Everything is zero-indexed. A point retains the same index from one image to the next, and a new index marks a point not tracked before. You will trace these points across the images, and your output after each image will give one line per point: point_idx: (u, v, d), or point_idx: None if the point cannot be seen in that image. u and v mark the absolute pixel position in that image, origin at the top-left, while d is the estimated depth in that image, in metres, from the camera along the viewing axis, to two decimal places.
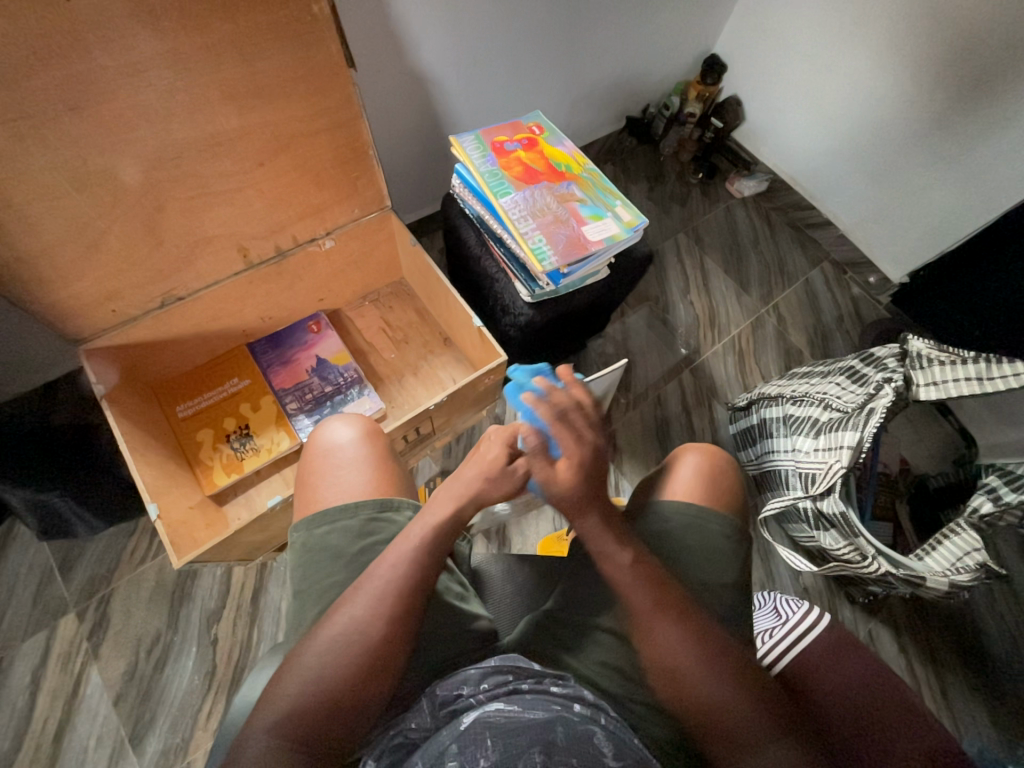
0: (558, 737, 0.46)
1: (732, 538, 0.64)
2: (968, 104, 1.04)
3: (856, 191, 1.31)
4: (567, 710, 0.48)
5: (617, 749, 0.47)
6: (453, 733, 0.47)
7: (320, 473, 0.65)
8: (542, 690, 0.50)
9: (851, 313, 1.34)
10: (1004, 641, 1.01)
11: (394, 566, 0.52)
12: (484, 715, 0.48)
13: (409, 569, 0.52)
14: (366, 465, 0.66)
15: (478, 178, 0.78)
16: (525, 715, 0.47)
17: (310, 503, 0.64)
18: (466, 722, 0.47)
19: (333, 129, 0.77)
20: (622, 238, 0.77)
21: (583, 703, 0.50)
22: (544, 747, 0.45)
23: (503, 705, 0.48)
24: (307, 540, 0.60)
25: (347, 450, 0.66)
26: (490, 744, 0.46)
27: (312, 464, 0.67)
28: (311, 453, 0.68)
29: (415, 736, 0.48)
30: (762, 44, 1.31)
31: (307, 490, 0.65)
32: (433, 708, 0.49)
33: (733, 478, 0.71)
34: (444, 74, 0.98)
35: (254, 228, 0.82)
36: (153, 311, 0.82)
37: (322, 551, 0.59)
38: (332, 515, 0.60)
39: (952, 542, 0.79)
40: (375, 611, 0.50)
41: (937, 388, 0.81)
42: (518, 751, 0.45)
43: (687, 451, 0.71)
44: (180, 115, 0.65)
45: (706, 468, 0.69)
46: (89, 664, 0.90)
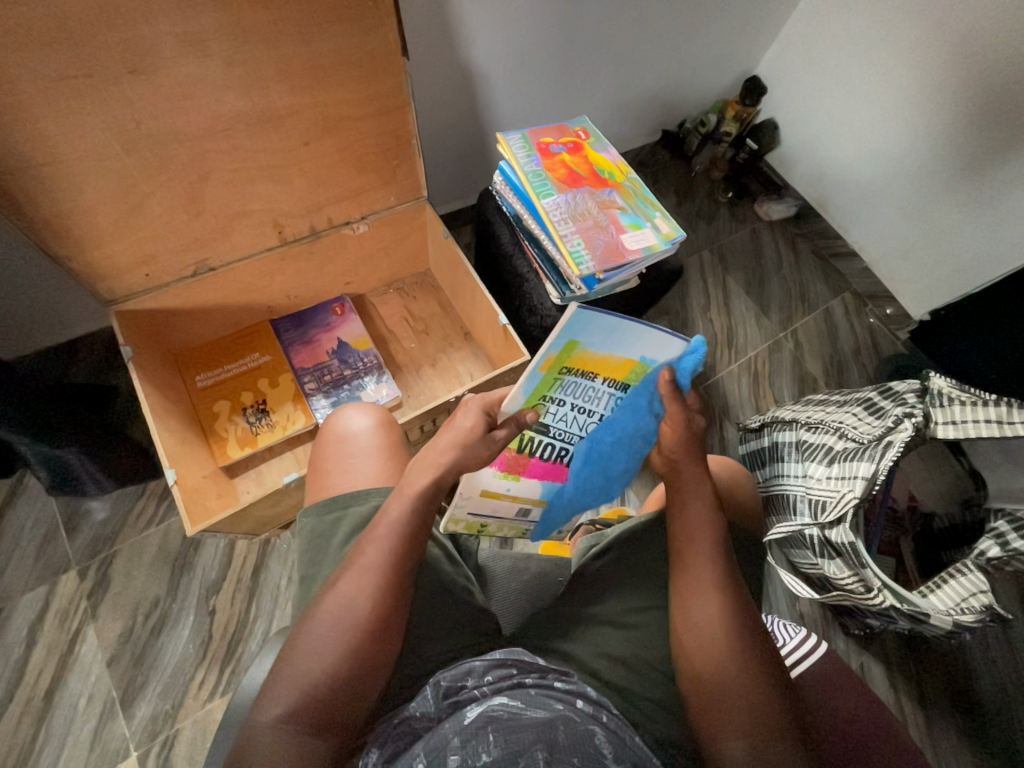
0: (560, 737, 0.45)
1: (745, 551, 0.63)
2: (1009, 148, 1.03)
3: (885, 225, 1.31)
4: (569, 708, 0.49)
5: (617, 751, 0.46)
6: (456, 727, 0.47)
7: (334, 458, 0.66)
8: (547, 686, 0.51)
9: (869, 345, 1.34)
10: (996, 687, 1.01)
11: (387, 529, 0.52)
12: (488, 709, 0.48)
13: (407, 532, 0.53)
14: (380, 455, 0.66)
15: (521, 177, 0.78)
16: (528, 712, 0.48)
17: (323, 488, 0.64)
18: (470, 716, 0.48)
19: (380, 116, 0.78)
20: (659, 250, 0.76)
21: (587, 701, 0.51)
22: (547, 745, 0.44)
23: (507, 699, 0.49)
24: (316, 525, 0.60)
25: (362, 438, 0.67)
26: (492, 738, 0.45)
27: (326, 450, 0.67)
28: (325, 439, 0.68)
29: (418, 725, 0.49)
30: (805, 71, 1.31)
31: (320, 476, 0.66)
32: (437, 697, 0.50)
33: (750, 492, 0.72)
34: (490, 70, 0.99)
35: (292, 206, 0.83)
36: (185, 279, 0.83)
37: (334, 535, 0.59)
38: (342, 501, 0.60)
39: (957, 582, 0.79)
40: (377, 581, 0.50)
41: (956, 428, 0.81)
42: (520, 749, 0.44)
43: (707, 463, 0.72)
44: (234, 88, 0.65)
45: (727, 478, 0.71)
46: (87, 623, 0.91)
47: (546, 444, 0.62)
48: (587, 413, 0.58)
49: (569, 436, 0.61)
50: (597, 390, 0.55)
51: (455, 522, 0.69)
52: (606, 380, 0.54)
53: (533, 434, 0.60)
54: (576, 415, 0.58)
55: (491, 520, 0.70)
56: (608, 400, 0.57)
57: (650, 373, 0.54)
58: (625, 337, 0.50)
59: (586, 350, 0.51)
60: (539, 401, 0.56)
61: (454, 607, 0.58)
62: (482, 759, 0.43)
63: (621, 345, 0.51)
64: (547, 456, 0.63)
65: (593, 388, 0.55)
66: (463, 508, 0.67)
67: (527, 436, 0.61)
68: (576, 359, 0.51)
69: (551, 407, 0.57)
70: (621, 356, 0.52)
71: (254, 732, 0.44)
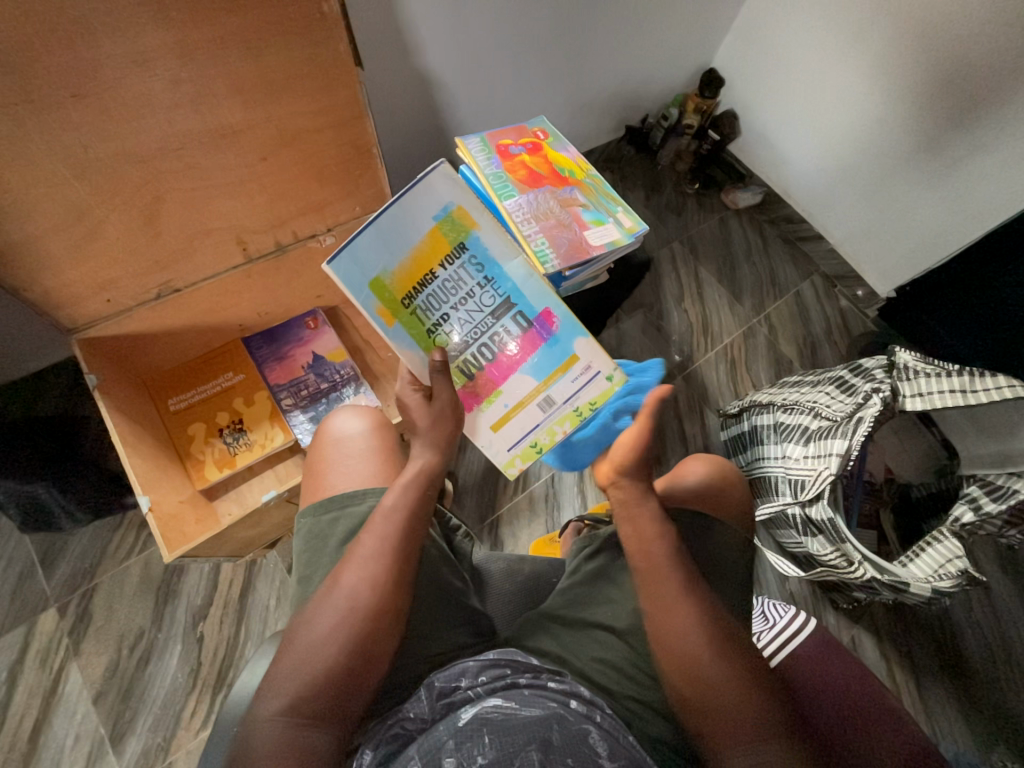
0: (555, 736, 0.46)
1: (734, 547, 0.65)
2: (958, 125, 1.06)
3: (846, 206, 1.34)
4: (564, 707, 0.49)
5: (612, 749, 0.47)
6: (450, 729, 0.47)
7: (331, 461, 0.67)
8: (540, 685, 0.51)
9: (839, 326, 1.39)
10: (982, 648, 1.04)
11: (387, 525, 0.55)
12: (482, 710, 0.48)
13: (406, 526, 0.55)
14: (376, 456, 0.67)
15: (483, 180, 0.76)
16: (522, 712, 0.48)
17: (319, 489, 0.65)
18: (464, 718, 0.48)
19: (337, 127, 0.78)
20: (624, 245, 0.77)
21: (580, 701, 0.51)
22: (541, 745, 0.45)
23: (501, 700, 0.49)
24: (313, 526, 0.62)
25: (356, 440, 0.68)
26: (487, 741, 0.45)
27: (323, 452, 0.68)
28: (320, 442, 0.69)
29: (412, 726, 0.49)
30: (759, 62, 1.34)
31: (315, 478, 0.67)
32: (432, 698, 0.51)
33: (739, 486, 0.72)
34: (448, 76, 0.99)
35: (254, 222, 0.82)
36: (149, 302, 0.81)
37: (331, 536, 0.60)
38: (341, 501, 0.62)
39: (934, 549, 0.81)
40: (374, 574, 0.52)
41: (923, 400, 0.83)
42: (515, 750, 0.44)
43: (692, 464, 0.73)
44: (184, 106, 0.65)
45: (711, 478, 0.71)
46: (69, 661, 0.88)
47: (478, 351, 0.69)
48: (467, 294, 0.68)
49: (483, 326, 0.69)
50: (447, 277, 0.66)
51: (514, 465, 0.71)
52: (440, 261, 0.66)
53: (463, 356, 0.68)
54: (464, 307, 0.68)
55: (535, 434, 0.71)
56: (465, 271, 0.67)
57: (453, 215, 0.65)
58: (404, 233, 0.65)
59: (394, 274, 0.64)
60: (428, 339, 0.67)
61: (445, 611, 0.61)
62: (477, 763, 0.44)
63: (409, 238, 0.64)
64: (494, 352, 0.69)
65: (443, 277, 0.66)
66: (501, 450, 0.70)
67: (458, 363, 0.68)
68: (399, 283, 0.65)
69: (444, 328, 0.68)
70: (422, 238, 0.65)
71: (255, 738, 0.45)
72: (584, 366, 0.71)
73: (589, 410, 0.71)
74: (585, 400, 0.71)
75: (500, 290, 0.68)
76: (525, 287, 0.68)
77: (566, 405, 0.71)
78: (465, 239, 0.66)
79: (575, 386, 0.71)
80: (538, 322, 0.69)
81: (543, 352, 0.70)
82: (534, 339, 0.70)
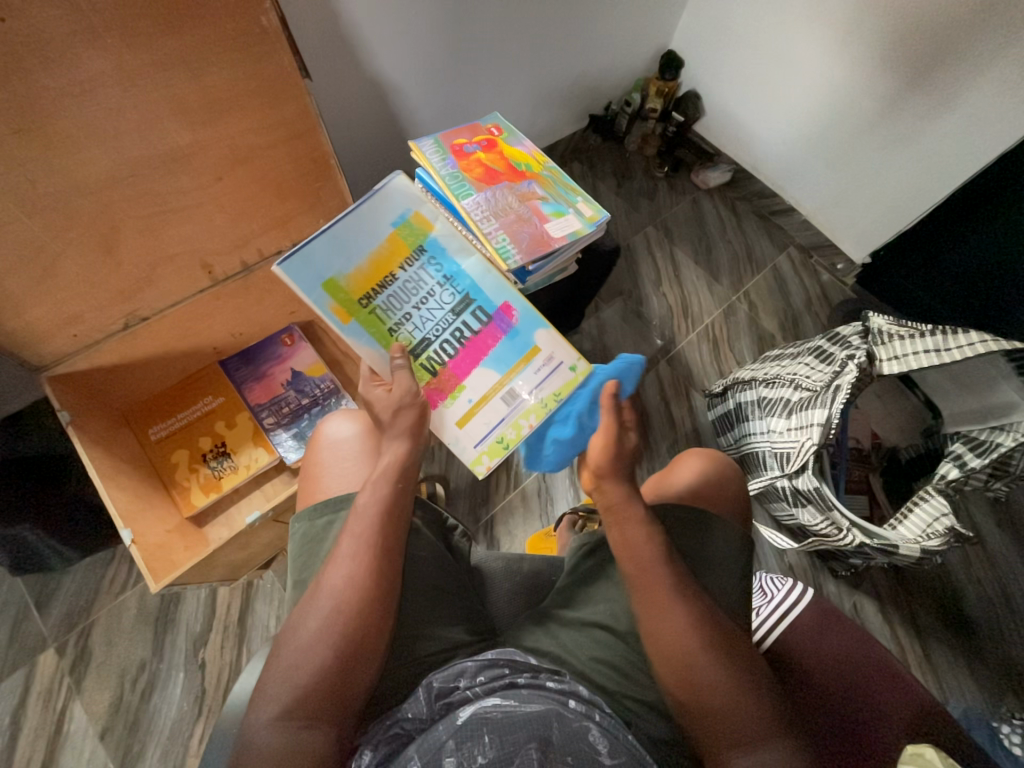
0: (554, 735, 0.46)
1: (723, 529, 0.64)
2: (917, 84, 1.06)
3: (814, 176, 1.35)
4: (562, 706, 0.49)
5: (612, 746, 0.47)
6: (450, 729, 0.47)
7: (325, 464, 0.67)
8: (538, 685, 0.52)
9: (818, 296, 1.39)
10: (982, 602, 1.05)
11: (366, 523, 0.55)
12: (481, 710, 0.48)
13: (385, 522, 0.56)
14: (369, 457, 0.67)
15: (440, 182, 0.76)
16: (522, 708, 0.48)
17: (315, 492, 0.66)
18: (463, 717, 0.48)
19: (291, 140, 0.77)
20: (586, 234, 0.77)
21: (579, 700, 0.51)
22: (541, 743, 0.45)
23: (500, 699, 0.49)
24: (308, 531, 0.61)
25: (350, 442, 0.68)
26: (487, 740, 0.45)
27: (317, 456, 0.68)
28: (314, 446, 0.70)
29: (411, 726, 0.49)
30: (716, 38, 1.34)
31: (311, 481, 0.67)
32: (429, 699, 0.51)
33: (733, 479, 0.72)
34: (402, 80, 0.99)
35: (217, 244, 0.82)
36: (117, 333, 0.80)
37: (326, 539, 0.60)
38: (334, 505, 0.62)
39: (921, 508, 0.82)
40: (355, 571, 0.52)
41: (899, 362, 0.84)
42: (515, 748, 0.44)
43: (687, 458, 0.74)
44: (130, 132, 0.64)
45: (705, 473, 0.71)
46: (72, 700, 0.88)
47: (441, 347, 0.69)
48: (426, 293, 0.68)
49: (444, 322, 0.69)
50: (407, 278, 0.68)
51: (482, 463, 0.69)
52: (399, 263, 0.67)
53: (424, 351, 0.68)
54: (424, 306, 0.68)
55: (501, 429, 0.70)
56: (424, 272, 0.68)
57: (411, 222, 0.68)
58: (361, 239, 0.66)
59: (349, 275, 0.65)
60: (388, 338, 0.67)
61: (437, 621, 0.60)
62: (477, 762, 0.44)
63: (366, 242, 0.66)
64: (456, 347, 0.69)
65: (403, 278, 0.67)
66: (468, 448, 0.69)
67: (421, 358, 0.68)
68: (355, 286, 0.65)
69: (406, 328, 0.68)
70: (381, 243, 0.67)
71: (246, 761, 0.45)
72: (546, 356, 0.71)
73: (555, 401, 0.71)
74: (550, 391, 0.71)
75: (460, 288, 0.69)
76: (483, 282, 0.70)
77: (532, 397, 0.71)
78: (424, 243, 0.69)
79: (539, 378, 0.71)
80: (498, 315, 0.70)
81: (506, 345, 0.71)
82: (494, 334, 0.70)
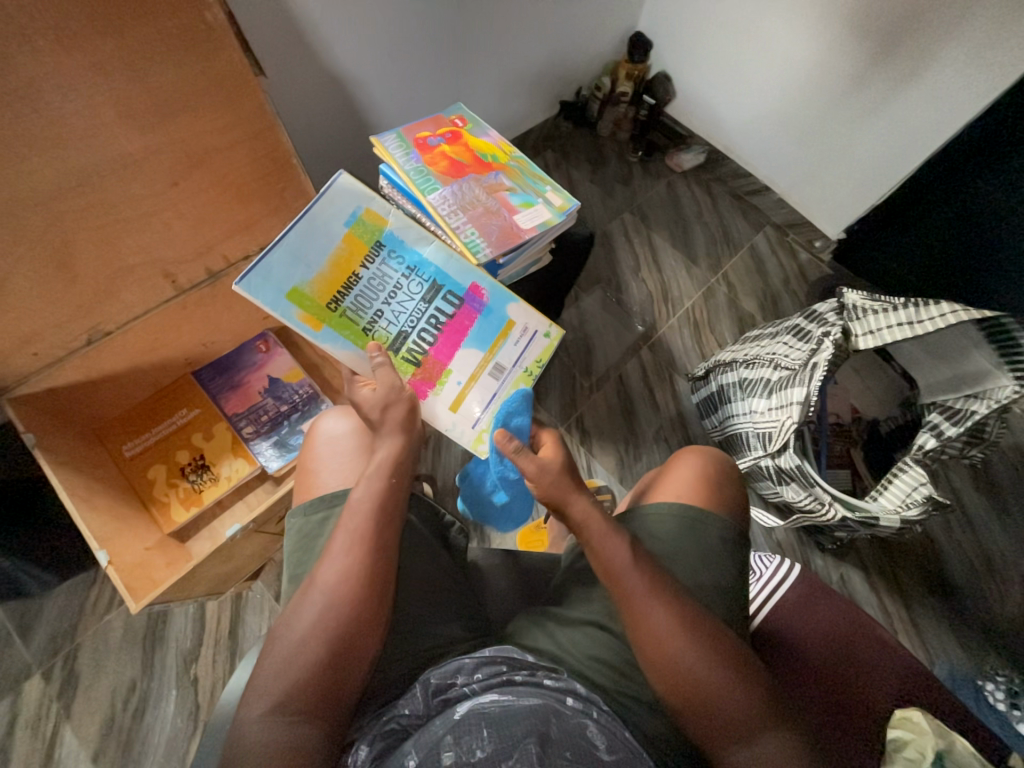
0: (552, 730, 0.46)
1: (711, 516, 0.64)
2: (882, 57, 1.07)
3: (786, 154, 1.35)
4: (559, 703, 0.49)
5: (610, 742, 0.47)
6: (446, 724, 0.47)
7: (320, 460, 0.66)
8: (536, 682, 0.51)
9: (797, 275, 1.39)
10: (963, 565, 1.07)
11: (360, 519, 0.54)
12: (478, 705, 0.48)
13: (380, 517, 0.55)
14: (364, 453, 0.65)
15: (403, 176, 0.73)
16: (519, 703, 0.48)
17: (309, 489, 0.65)
18: (460, 712, 0.48)
19: (248, 141, 0.75)
20: (556, 223, 0.76)
21: (577, 697, 0.50)
22: (539, 737, 0.45)
23: (497, 695, 0.49)
24: (303, 526, 0.61)
25: (346, 438, 0.66)
26: (486, 734, 0.45)
27: (313, 451, 0.67)
28: (310, 442, 0.68)
29: (408, 722, 0.49)
30: (682, 18, 1.33)
31: (306, 476, 0.66)
32: (427, 696, 0.50)
33: (731, 476, 0.70)
34: (363, 73, 0.96)
35: (178, 252, 0.79)
36: (79, 349, 0.77)
37: (321, 535, 0.60)
38: (329, 501, 0.61)
39: (901, 479, 0.83)
40: (350, 566, 0.52)
41: (873, 337, 0.84)
42: (514, 742, 0.44)
43: (686, 456, 0.71)
44: (73, 139, 0.62)
45: (705, 473, 0.68)
46: (62, 725, 0.86)
47: (419, 337, 0.71)
48: (394, 287, 0.69)
49: (418, 312, 0.70)
50: (370, 276, 0.68)
51: (484, 441, 0.70)
52: (360, 262, 0.68)
53: (402, 344, 0.69)
54: (395, 300, 0.69)
55: (495, 404, 0.71)
56: (387, 267, 0.69)
57: (364, 219, 0.68)
58: (318, 243, 0.66)
59: (312, 282, 0.65)
60: (362, 336, 0.68)
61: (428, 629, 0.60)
62: (475, 756, 0.44)
63: (323, 247, 0.65)
64: (435, 334, 0.71)
65: (367, 276, 0.68)
66: (466, 429, 0.70)
67: (402, 352, 0.69)
68: (320, 291, 0.66)
69: (380, 325, 0.69)
70: (337, 244, 0.66)
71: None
72: (522, 327, 0.73)
73: (537, 367, 0.74)
74: (531, 360, 0.74)
75: (426, 276, 0.70)
76: (448, 267, 0.71)
77: (516, 368, 0.73)
78: (381, 238, 0.69)
79: (519, 349, 0.73)
80: (468, 296, 0.71)
81: (482, 324, 0.72)
82: (468, 315, 0.71)
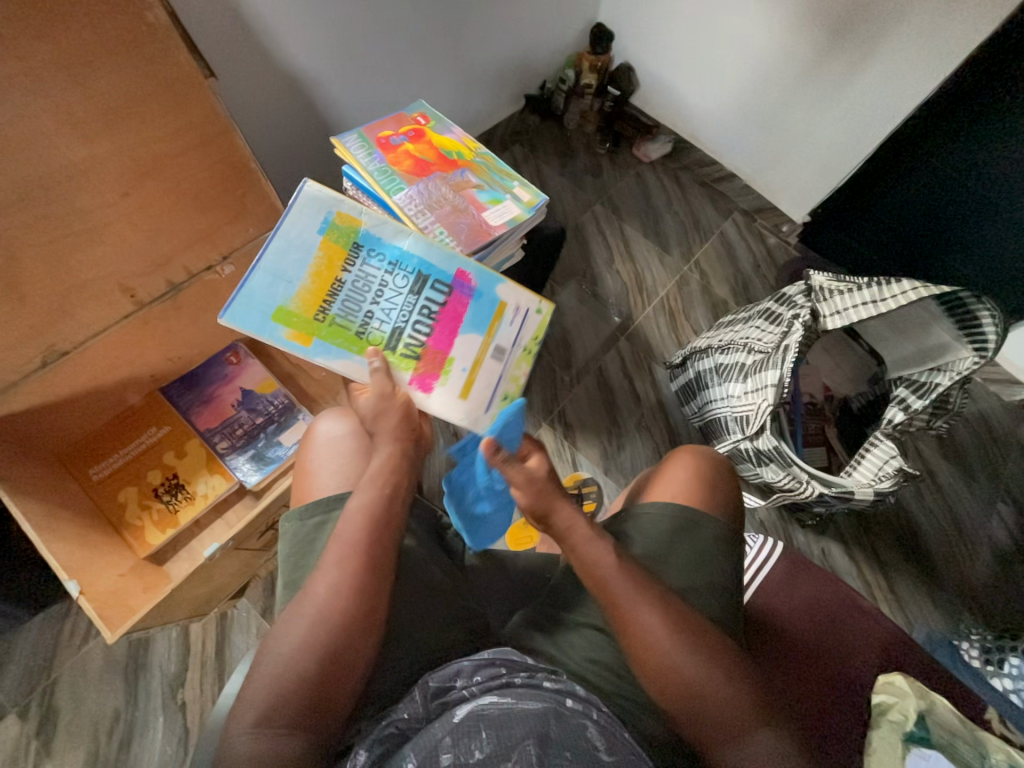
0: (552, 731, 0.46)
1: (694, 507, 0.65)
2: (834, 42, 1.09)
3: (749, 141, 1.37)
4: (559, 705, 0.49)
5: (610, 743, 0.47)
6: (446, 727, 0.46)
7: (315, 465, 0.64)
8: (535, 684, 0.51)
9: (766, 259, 1.41)
10: (935, 532, 1.12)
11: (352, 530, 0.53)
12: (478, 707, 0.48)
13: (373, 527, 0.54)
14: (360, 457, 0.64)
15: (368, 178, 0.72)
16: (518, 706, 0.48)
17: (304, 494, 0.63)
18: (460, 715, 0.47)
19: (202, 146, 0.72)
20: (525, 219, 0.75)
21: (576, 698, 0.51)
22: (538, 739, 0.45)
23: (496, 698, 0.49)
24: (299, 531, 0.59)
25: (342, 442, 0.65)
26: (485, 735, 0.45)
27: (308, 455, 0.65)
28: (305, 445, 0.66)
29: (406, 726, 0.48)
30: (641, 8, 1.33)
31: (301, 481, 0.64)
32: (426, 698, 0.50)
33: (724, 477, 0.70)
34: (320, 72, 0.94)
35: (134, 265, 0.75)
36: (35, 372, 0.73)
37: (318, 540, 0.58)
38: (326, 506, 0.60)
39: (873, 454, 0.85)
40: (344, 577, 0.50)
41: (841, 317, 0.85)
42: (513, 743, 0.44)
43: (683, 457, 0.71)
44: (10, 151, 0.58)
45: (699, 476, 0.69)
46: (43, 763, 0.83)
47: (414, 330, 0.68)
48: (379, 286, 0.66)
49: (409, 305, 0.67)
50: (354, 279, 0.65)
51: None
52: (341, 267, 0.64)
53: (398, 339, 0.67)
54: (382, 299, 0.66)
55: (503, 385, 0.72)
56: (369, 267, 0.65)
57: (336, 222, 0.64)
58: (295, 257, 0.63)
59: (296, 297, 0.63)
60: (357, 341, 0.65)
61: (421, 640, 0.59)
62: (473, 757, 0.43)
63: (301, 260, 0.63)
64: (429, 325, 0.67)
65: (350, 279, 0.65)
66: (480, 415, 0.71)
67: (399, 348, 0.67)
68: (305, 305, 0.63)
69: (373, 325, 0.67)
70: (315, 254, 0.63)
71: None
72: (515, 306, 0.71)
73: (536, 344, 0.74)
74: (529, 337, 0.73)
75: (411, 267, 0.66)
76: (431, 256, 0.67)
77: (516, 348, 0.72)
78: (358, 238, 0.65)
79: (516, 328, 0.72)
80: (457, 283, 0.68)
81: (475, 308, 0.69)
82: (461, 301, 0.68)
